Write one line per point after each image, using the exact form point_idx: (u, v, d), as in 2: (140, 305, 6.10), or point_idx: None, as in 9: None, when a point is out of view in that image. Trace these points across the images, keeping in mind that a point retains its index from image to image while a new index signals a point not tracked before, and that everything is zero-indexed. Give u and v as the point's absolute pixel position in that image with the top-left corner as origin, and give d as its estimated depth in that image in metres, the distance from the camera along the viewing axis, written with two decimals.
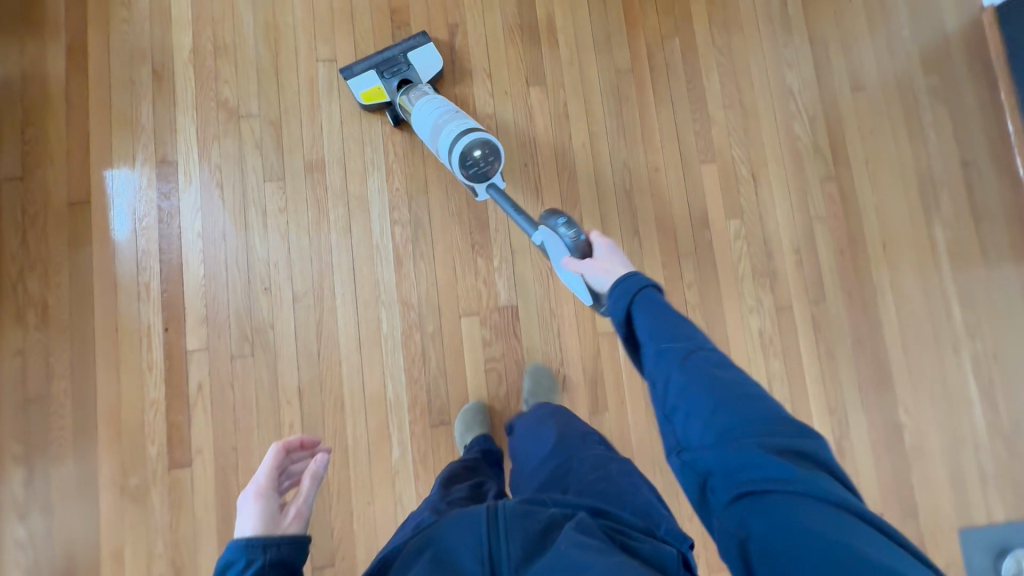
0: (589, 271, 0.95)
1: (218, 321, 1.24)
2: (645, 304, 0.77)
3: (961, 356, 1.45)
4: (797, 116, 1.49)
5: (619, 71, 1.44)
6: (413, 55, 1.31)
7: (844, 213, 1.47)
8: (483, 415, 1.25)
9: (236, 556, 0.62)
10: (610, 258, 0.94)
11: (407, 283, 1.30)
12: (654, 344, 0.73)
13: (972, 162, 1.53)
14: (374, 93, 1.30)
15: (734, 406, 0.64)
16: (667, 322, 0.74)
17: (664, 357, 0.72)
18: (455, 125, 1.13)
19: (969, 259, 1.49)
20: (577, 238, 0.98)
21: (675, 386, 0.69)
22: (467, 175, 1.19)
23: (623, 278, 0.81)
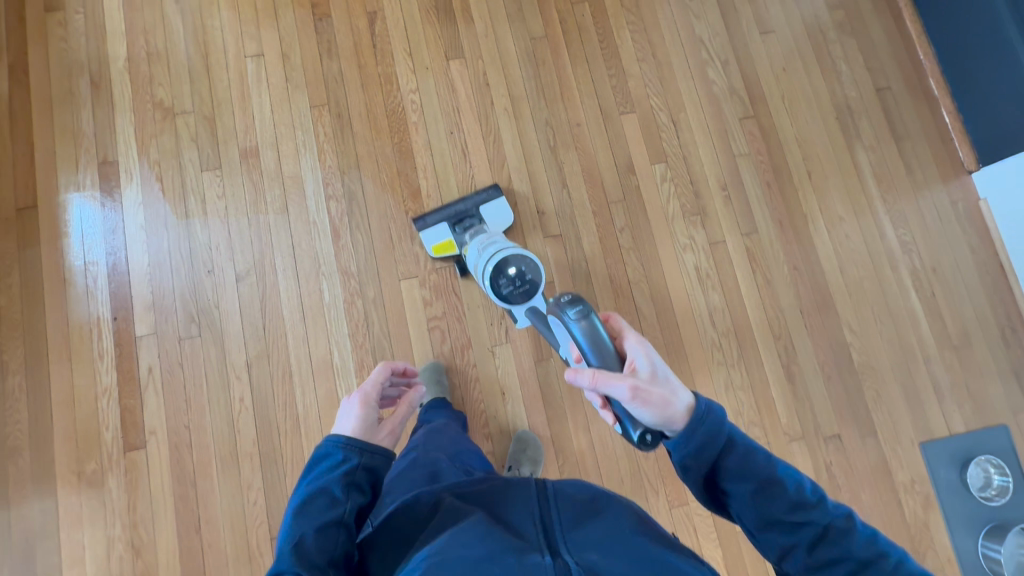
0: (627, 395, 0.72)
1: (164, 306, 1.29)
2: (740, 465, 0.68)
3: (898, 273, 1.48)
4: (710, 62, 1.55)
5: (533, 38, 1.52)
6: (485, 209, 1.37)
7: (767, 147, 1.52)
8: (440, 377, 1.28)
9: (338, 450, 0.75)
10: (654, 374, 0.75)
11: (345, 253, 1.35)
12: (762, 516, 0.67)
13: (886, 89, 1.59)
14: (445, 246, 1.33)
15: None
16: (776, 486, 0.67)
17: (792, 541, 0.65)
18: (491, 250, 1.17)
19: (895, 180, 1.54)
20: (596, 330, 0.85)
21: (800, 563, 0.65)
22: (503, 295, 1.18)
23: (702, 421, 0.68)
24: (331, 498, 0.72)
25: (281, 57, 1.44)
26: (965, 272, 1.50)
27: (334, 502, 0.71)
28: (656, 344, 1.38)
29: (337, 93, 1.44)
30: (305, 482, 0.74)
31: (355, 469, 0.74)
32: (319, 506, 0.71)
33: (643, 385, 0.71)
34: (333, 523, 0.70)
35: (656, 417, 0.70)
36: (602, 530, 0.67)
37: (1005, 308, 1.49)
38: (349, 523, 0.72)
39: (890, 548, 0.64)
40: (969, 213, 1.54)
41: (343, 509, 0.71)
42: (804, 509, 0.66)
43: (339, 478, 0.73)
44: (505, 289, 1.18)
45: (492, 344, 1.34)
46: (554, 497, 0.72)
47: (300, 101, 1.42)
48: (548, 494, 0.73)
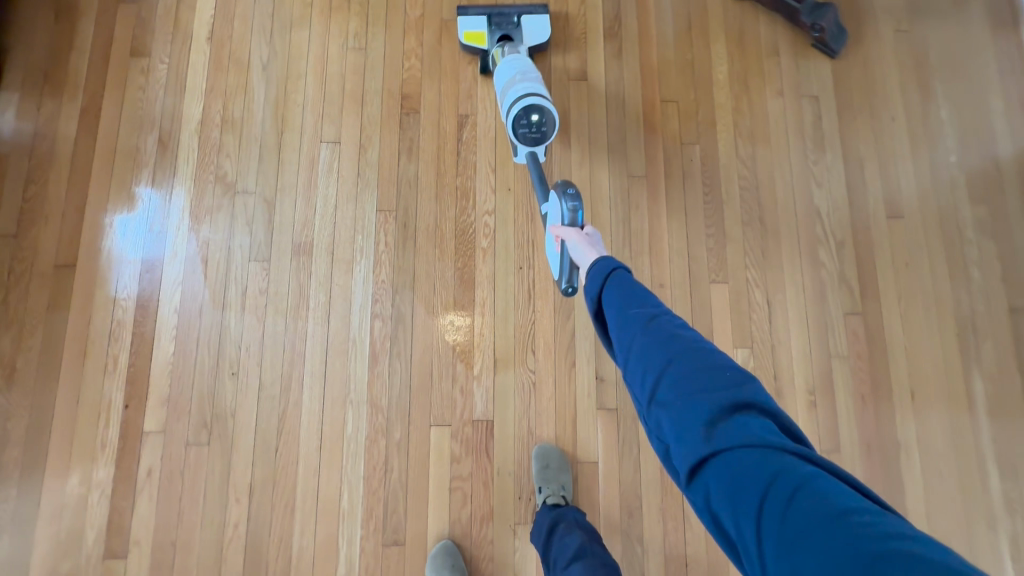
0: (571, 239, 0.97)
1: (179, 402, 1.19)
2: (612, 286, 0.75)
3: (996, 535, 1.27)
4: (823, 240, 1.37)
5: (631, 176, 1.37)
6: (526, 19, 1.35)
7: (870, 352, 1.32)
8: (451, 555, 1.15)
9: None
10: (594, 239, 0.96)
11: (379, 383, 1.23)
12: (617, 314, 0.71)
13: (1022, 309, 1.37)
14: (477, 37, 1.35)
15: (700, 369, 0.61)
16: (627, 294, 0.72)
17: (627, 335, 0.69)
18: (520, 86, 1.14)
19: (1012, 420, 1.32)
20: (574, 212, 1.00)
21: (635, 352, 0.67)
22: (517, 134, 1.18)
23: (595, 264, 0.80)
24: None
25: (358, 148, 1.33)
26: None
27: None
28: (698, 560, 1.21)
29: (407, 198, 1.32)
30: None
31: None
32: None
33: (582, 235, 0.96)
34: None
35: (585, 254, 0.92)
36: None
37: None
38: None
39: (709, 342, 0.64)
40: None
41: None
42: (643, 305, 0.70)
43: None
44: (520, 130, 1.18)
45: (515, 520, 1.20)
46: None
47: (367, 201, 1.31)
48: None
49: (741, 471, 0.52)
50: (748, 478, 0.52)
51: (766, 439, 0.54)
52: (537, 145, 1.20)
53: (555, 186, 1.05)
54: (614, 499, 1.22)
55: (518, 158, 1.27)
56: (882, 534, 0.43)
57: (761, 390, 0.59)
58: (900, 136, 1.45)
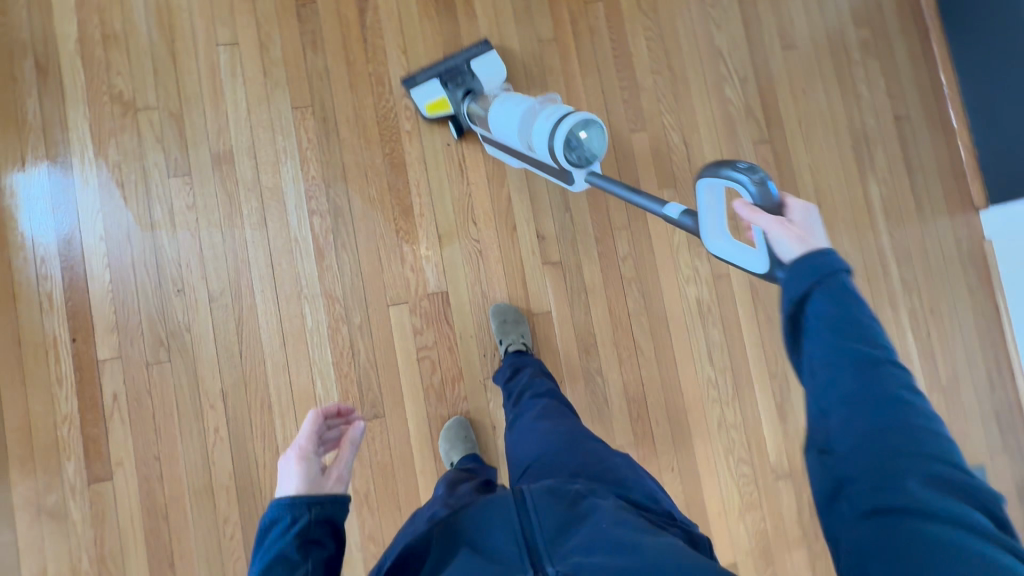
0: (773, 230, 0.60)
1: (129, 326, 1.19)
2: (829, 294, 0.54)
3: (898, 313, 1.46)
4: (728, 79, 1.45)
5: (541, 41, 1.39)
6: (476, 64, 1.29)
7: (780, 176, 1.45)
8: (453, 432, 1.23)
9: (286, 513, 0.61)
10: (813, 231, 0.59)
11: (330, 275, 1.25)
12: (826, 337, 0.53)
13: (905, 117, 1.52)
14: (440, 105, 1.28)
15: (917, 439, 0.48)
16: (851, 322, 0.53)
17: (838, 367, 0.52)
18: (549, 114, 1.00)
19: (904, 215, 1.50)
20: (765, 188, 0.64)
21: (843, 394, 0.51)
22: (570, 161, 1.01)
23: (815, 253, 0.55)
24: (288, 565, 0.58)
25: (259, 47, 1.28)
26: (962, 315, 1.49)
27: (292, 569, 0.58)
28: (652, 379, 1.35)
29: (321, 92, 1.29)
30: (257, 557, 0.60)
31: (308, 524, 0.60)
32: None
33: (790, 224, 0.59)
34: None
35: (797, 251, 0.58)
36: (584, 536, 0.59)
37: (995, 352, 1.50)
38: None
39: (942, 426, 0.50)
40: (973, 253, 1.52)
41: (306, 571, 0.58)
42: (873, 350, 0.52)
43: (291, 542, 0.59)
44: (572, 156, 1.01)
45: (484, 376, 1.29)
46: (530, 503, 0.62)
47: (280, 101, 1.28)
48: (525, 506, 0.62)
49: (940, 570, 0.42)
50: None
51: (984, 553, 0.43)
52: (594, 163, 1.04)
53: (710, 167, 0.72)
54: (571, 341, 1.33)
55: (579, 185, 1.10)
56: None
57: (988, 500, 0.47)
58: None
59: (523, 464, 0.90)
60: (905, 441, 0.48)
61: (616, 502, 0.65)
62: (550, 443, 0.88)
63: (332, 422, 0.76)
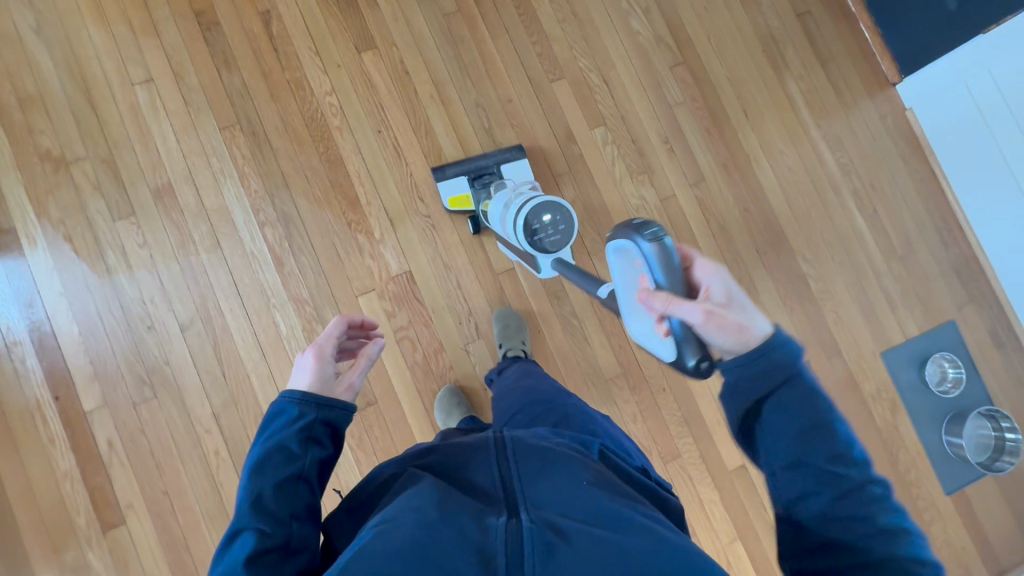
0: (698, 320, 0.59)
1: (109, 373, 1.20)
2: (789, 397, 0.55)
3: (843, 196, 1.52)
4: (632, 13, 1.50)
5: (446, 15, 1.42)
6: (506, 168, 1.35)
7: (702, 92, 1.50)
8: (444, 399, 1.26)
9: (293, 406, 0.65)
10: (731, 303, 0.61)
11: (293, 280, 1.28)
12: (792, 455, 0.54)
13: (806, 12, 1.58)
14: (462, 199, 1.32)
15: (889, 544, 0.51)
16: (818, 428, 0.55)
17: (813, 488, 0.53)
18: (522, 198, 1.09)
19: (826, 104, 1.56)
20: (673, 260, 0.64)
21: (814, 505, 0.53)
22: (536, 244, 1.10)
23: (771, 349, 0.56)
24: (289, 455, 0.63)
25: (174, 78, 1.31)
26: (902, 185, 1.56)
27: (292, 458, 0.63)
28: None
29: (245, 109, 1.32)
30: (261, 439, 0.65)
31: (313, 423, 0.65)
32: (277, 465, 0.62)
33: (718, 310, 0.58)
34: (292, 478, 0.62)
35: (726, 340, 0.57)
36: (562, 484, 0.60)
37: (941, 212, 1.56)
38: (309, 477, 0.63)
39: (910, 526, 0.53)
40: (899, 125, 1.58)
41: (303, 463, 0.63)
42: (847, 467, 0.54)
43: (294, 436, 0.64)
44: (537, 235, 1.09)
45: (464, 342, 1.32)
46: (513, 454, 0.65)
47: (207, 125, 1.30)
48: (508, 458, 0.64)
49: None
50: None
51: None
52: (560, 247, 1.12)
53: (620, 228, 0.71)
54: (540, 291, 1.36)
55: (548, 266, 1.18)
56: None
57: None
58: None
59: (504, 415, 0.94)
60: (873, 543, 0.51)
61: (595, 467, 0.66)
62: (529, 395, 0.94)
63: (353, 335, 0.78)
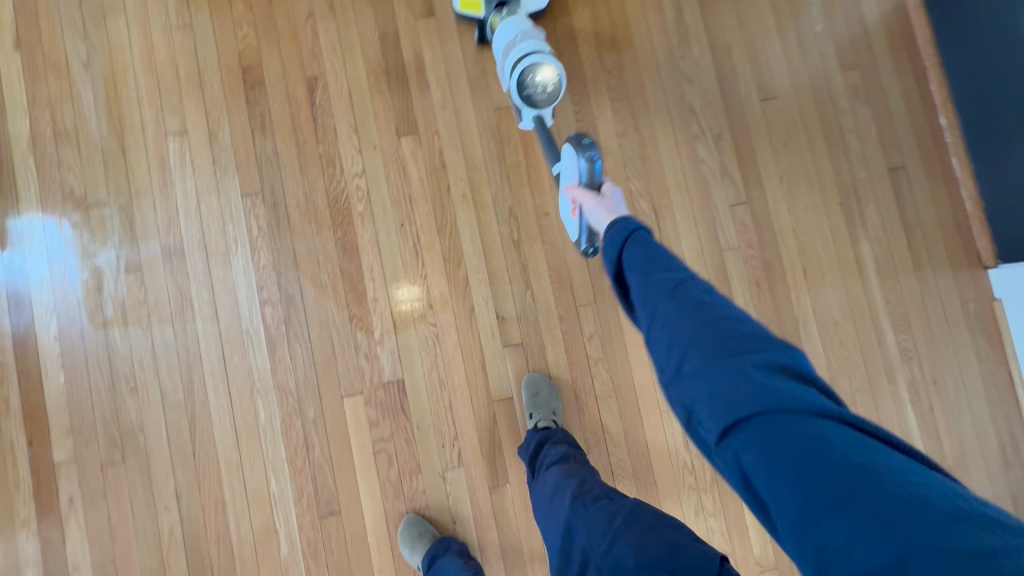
0: (587, 203, 0.91)
1: (84, 428, 1.18)
2: (624, 242, 0.68)
3: (897, 384, 1.34)
4: (701, 137, 1.36)
5: (498, 109, 1.33)
6: None
7: (759, 240, 1.35)
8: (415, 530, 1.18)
9: None
10: (615, 203, 0.90)
11: (282, 367, 1.22)
12: (640, 280, 0.64)
13: (900, 167, 1.40)
14: (472, 5, 1.24)
15: (729, 334, 0.57)
16: (651, 256, 0.65)
17: (651, 306, 0.63)
18: (528, 44, 1.12)
19: (901, 277, 1.38)
20: (592, 161, 0.93)
21: (658, 322, 0.61)
22: (523, 98, 1.15)
23: (614, 219, 0.71)
24: None
25: (208, 135, 1.26)
26: (969, 386, 1.36)
27: None
28: (622, 466, 1.27)
29: (272, 178, 1.27)
30: None
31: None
32: None
33: (602, 198, 0.90)
34: None
35: (600, 215, 0.88)
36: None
37: (1009, 425, 1.36)
38: None
39: (751, 320, 0.59)
40: (982, 315, 1.38)
41: None
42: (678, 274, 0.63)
43: None
44: (527, 91, 1.15)
45: (443, 467, 1.23)
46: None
47: (230, 188, 1.26)
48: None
49: (796, 447, 0.49)
50: (793, 449, 0.49)
51: (812, 410, 0.51)
52: (543, 110, 1.17)
53: (569, 140, 0.99)
54: None
55: (525, 126, 1.23)
56: (943, 504, 0.44)
57: (803, 361, 0.57)
58: (765, 16, 1.41)
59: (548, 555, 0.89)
60: (709, 331, 0.58)
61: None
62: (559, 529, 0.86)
63: None
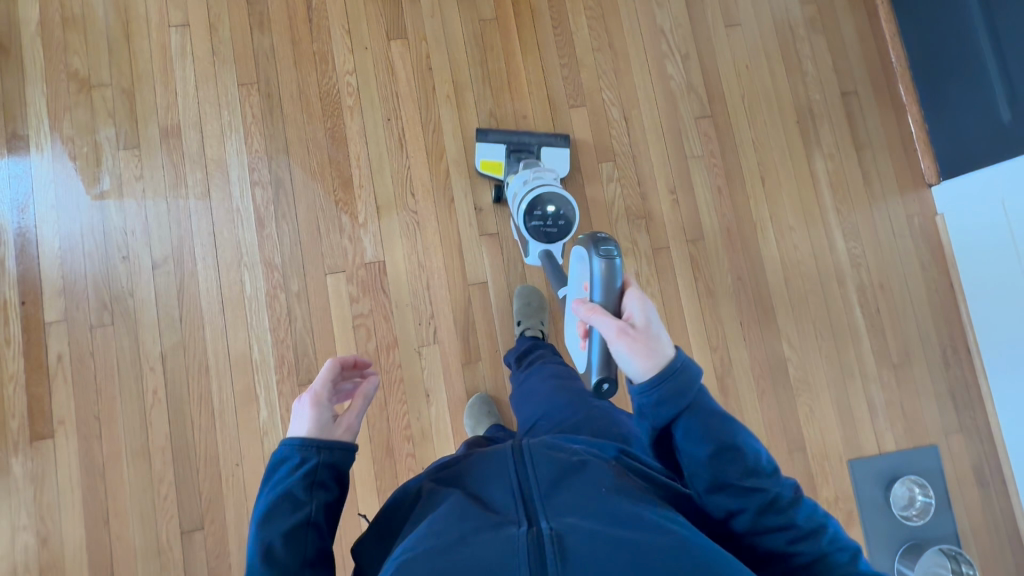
0: (613, 335, 0.65)
1: (76, 291, 1.24)
2: (699, 423, 0.64)
3: (847, 288, 1.44)
4: (669, 56, 1.47)
5: (482, 21, 1.43)
6: (546, 151, 1.35)
7: (721, 150, 1.45)
8: (486, 407, 1.26)
9: (295, 453, 0.65)
10: (649, 326, 0.66)
11: (269, 243, 1.29)
12: (717, 479, 0.64)
13: (852, 92, 1.52)
14: (493, 166, 1.34)
15: (807, 544, 0.63)
16: (729, 452, 0.63)
17: (740, 505, 0.63)
18: (537, 182, 1.20)
19: (852, 192, 1.48)
20: (611, 275, 0.74)
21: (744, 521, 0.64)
22: (531, 228, 1.21)
23: (685, 386, 0.63)
24: (293, 502, 0.62)
25: (209, 28, 1.35)
26: (914, 292, 1.46)
27: (298, 505, 0.63)
28: None
29: (267, 70, 1.35)
30: (266, 490, 0.64)
31: (316, 468, 0.64)
32: (283, 513, 0.62)
33: (631, 330, 0.64)
34: (300, 524, 0.62)
35: (638, 363, 0.63)
36: (579, 491, 0.62)
37: (950, 329, 1.46)
38: (318, 522, 0.63)
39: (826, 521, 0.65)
40: (925, 229, 1.49)
41: (309, 509, 0.63)
42: (757, 477, 0.64)
43: (298, 482, 0.63)
44: (536, 223, 1.21)
45: (419, 344, 1.30)
46: (529, 458, 0.67)
47: (226, 78, 1.34)
48: (524, 458, 0.67)
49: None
50: None
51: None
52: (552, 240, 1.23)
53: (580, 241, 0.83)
54: (506, 313, 1.33)
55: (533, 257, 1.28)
56: None
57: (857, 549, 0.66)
58: None
59: (528, 419, 0.96)
60: (791, 540, 0.63)
61: (613, 466, 0.69)
62: (559, 403, 0.93)
63: (349, 372, 0.77)
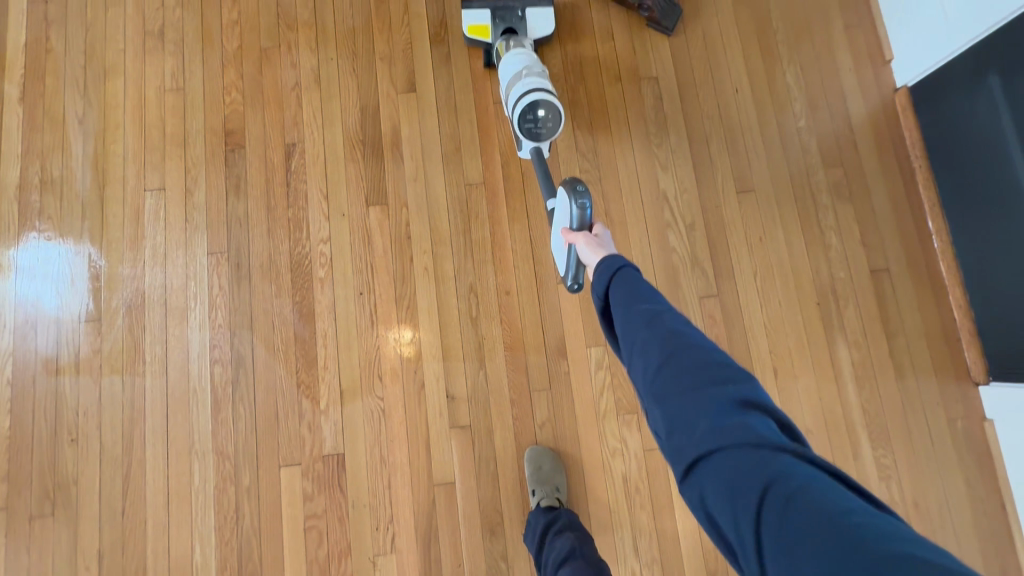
0: (579, 242, 0.92)
1: (20, 475, 1.17)
2: (611, 275, 0.75)
3: None
4: (672, 225, 1.34)
5: (469, 185, 1.34)
6: (531, 13, 1.31)
7: (728, 334, 1.30)
8: None
9: None
10: (604, 242, 0.91)
11: (224, 430, 1.21)
12: (623, 309, 0.70)
13: (883, 270, 1.35)
14: (481, 31, 1.31)
15: (693, 363, 0.62)
16: (633, 291, 0.71)
17: (631, 337, 0.68)
18: (529, 81, 1.13)
19: (881, 386, 1.30)
20: (583, 213, 0.92)
21: (638, 350, 0.67)
22: (522, 130, 1.17)
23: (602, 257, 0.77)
24: None
25: (184, 192, 1.30)
26: (955, 513, 1.25)
27: None
28: None
29: (239, 237, 1.29)
30: None
31: None
32: None
33: (591, 239, 0.90)
34: None
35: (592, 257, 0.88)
36: None
37: (1003, 564, 1.23)
38: None
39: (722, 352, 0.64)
40: (971, 435, 1.28)
41: None
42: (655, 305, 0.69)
43: None
44: (526, 125, 1.16)
45: (374, 552, 1.17)
46: None
47: (197, 245, 1.28)
48: None
49: (738, 479, 0.52)
50: (744, 479, 0.52)
51: (766, 439, 0.54)
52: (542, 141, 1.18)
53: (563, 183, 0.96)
54: (474, 519, 1.20)
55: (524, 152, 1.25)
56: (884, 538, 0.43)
57: (761, 388, 0.60)
58: (746, 107, 1.42)
59: None
60: (677, 359, 0.63)
61: None
62: None
63: None
